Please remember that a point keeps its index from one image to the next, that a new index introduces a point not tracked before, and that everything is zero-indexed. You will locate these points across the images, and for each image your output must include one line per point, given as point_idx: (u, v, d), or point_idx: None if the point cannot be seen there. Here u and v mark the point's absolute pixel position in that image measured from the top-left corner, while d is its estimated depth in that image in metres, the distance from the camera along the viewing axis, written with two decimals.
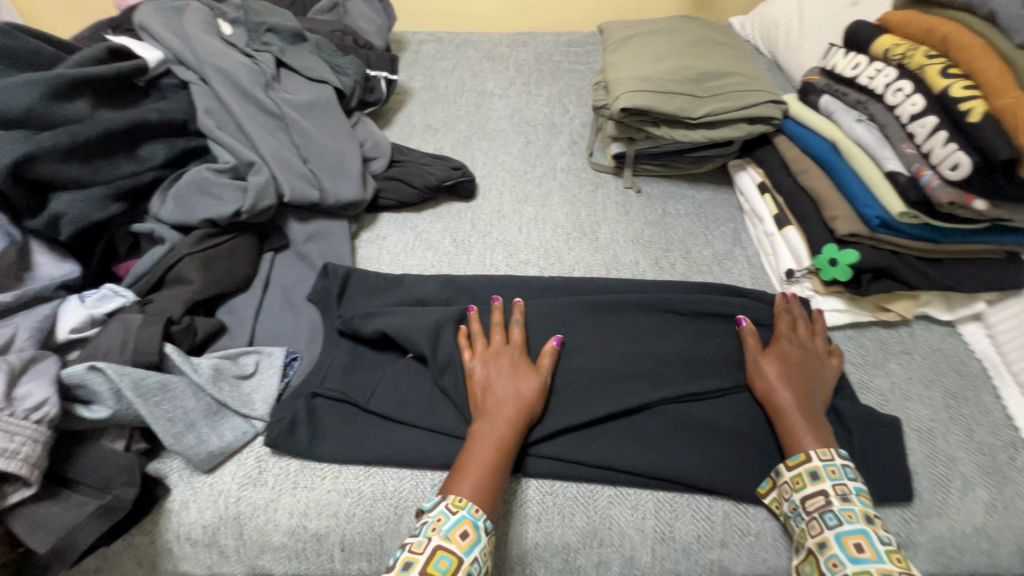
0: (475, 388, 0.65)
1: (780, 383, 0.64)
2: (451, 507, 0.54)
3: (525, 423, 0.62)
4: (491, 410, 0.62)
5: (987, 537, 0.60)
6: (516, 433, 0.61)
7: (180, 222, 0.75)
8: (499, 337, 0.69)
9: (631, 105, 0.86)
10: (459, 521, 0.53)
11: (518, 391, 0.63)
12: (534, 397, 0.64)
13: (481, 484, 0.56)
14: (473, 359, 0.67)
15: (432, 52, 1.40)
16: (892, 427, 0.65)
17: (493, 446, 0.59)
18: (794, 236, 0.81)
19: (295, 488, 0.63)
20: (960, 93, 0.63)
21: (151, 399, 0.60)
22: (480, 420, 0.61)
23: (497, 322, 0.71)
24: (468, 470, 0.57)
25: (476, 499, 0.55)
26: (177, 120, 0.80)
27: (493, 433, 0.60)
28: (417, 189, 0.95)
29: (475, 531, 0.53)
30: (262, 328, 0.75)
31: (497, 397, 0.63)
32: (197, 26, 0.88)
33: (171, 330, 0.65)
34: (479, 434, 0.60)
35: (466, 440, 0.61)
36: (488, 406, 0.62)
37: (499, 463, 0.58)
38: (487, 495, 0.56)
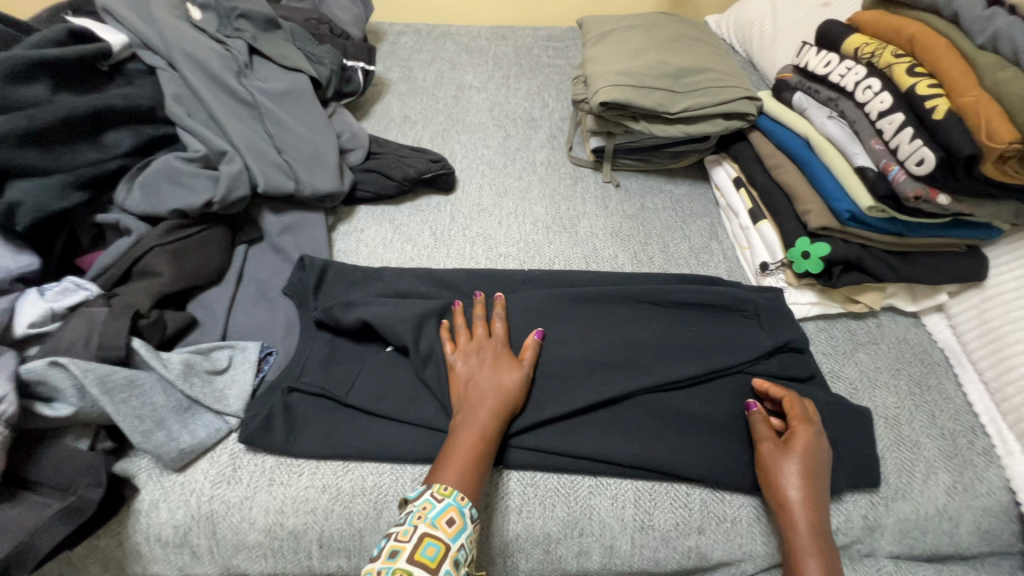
0: (456, 381, 0.64)
1: (798, 476, 0.57)
2: (437, 495, 0.53)
3: (506, 415, 0.62)
4: (474, 401, 0.62)
5: (947, 517, 0.63)
6: (499, 424, 0.61)
7: (147, 212, 0.72)
8: (482, 330, 0.69)
9: (610, 99, 0.86)
10: (445, 508, 0.53)
11: (502, 383, 0.63)
12: (516, 388, 0.64)
13: (464, 474, 0.56)
14: (457, 352, 0.67)
15: (410, 44, 1.38)
16: (862, 415, 0.66)
17: (477, 436, 0.59)
18: (768, 229, 0.83)
19: (271, 485, 0.62)
20: (926, 91, 0.65)
21: (118, 396, 0.57)
22: (463, 412, 0.61)
23: (478, 317, 0.71)
24: (451, 460, 0.57)
25: (460, 488, 0.55)
26: (143, 106, 0.77)
27: (476, 424, 0.60)
28: (396, 181, 0.94)
29: (461, 517, 0.53)
30: (235, 322, 0.73)
31: (481, 388, 0.63)
32: (165, 10, 0.85)
33: (138, 324, 0.62)
34: (462, 425, 0.60)
35: (450, 431, 0.60)
36: (471, 398, 0.62)
37: (481, 453, 0.58)
38: (471, 485, 0.56)
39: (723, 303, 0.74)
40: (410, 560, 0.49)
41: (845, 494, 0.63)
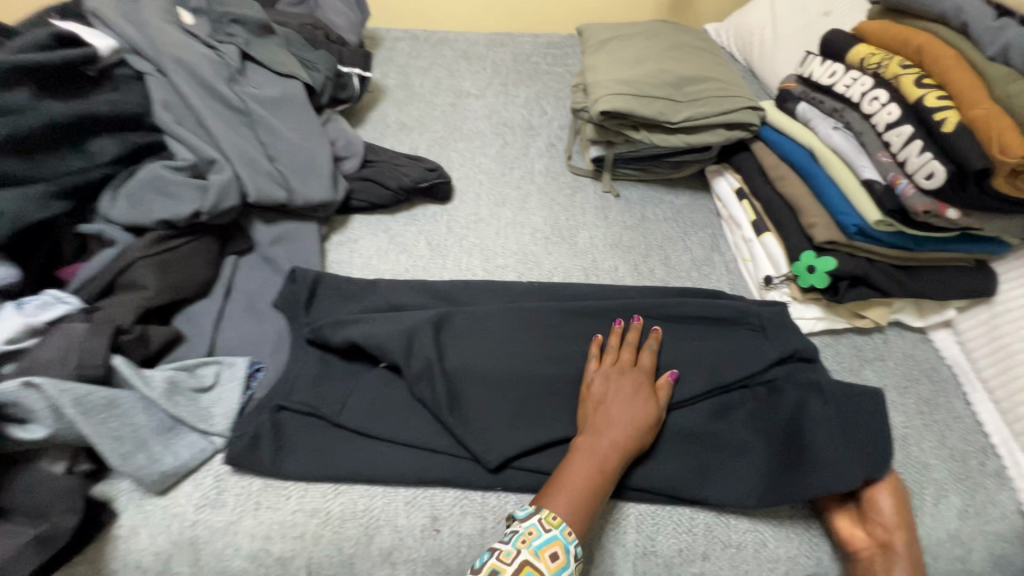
0: (588, 402, 0.62)
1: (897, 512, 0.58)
2: (545, 523, 0.53)
3: (630, 454, 0.59)
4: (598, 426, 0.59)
5: (960, 542, 0.61)
6: (621, 461, 0.58)
7: (132, 223, 0.70)
8: (629, 357, 0.66)
9: (611, 108, 0.85)
10: (550, 540, 0.52)
11: (645, 411, 0.61)
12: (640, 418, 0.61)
13: (578, 505, 0.54)
14: (598, 370, 0.65)
15: (407, 50, 1.37)
16: (870, 396, 0.64)
17: (595, 465, 0.57)
18: (772, 242, 0.81)
19: (258, 509, 0.59)
20: (935, 104, 0.64)
21: (97, 417, 0.55)
22: (585, 436, 0.59)
23: (627, 342, 0.68)
24: (566, 489, 0.55)
25: (567, 521, 0.53)
26: (130, 112, 0.75)
27: (594, 451, 0.57)
28: (391, 190, 0.92)
29: (564, 554, 0.52)
30: (223, 336, 0.71)
31: (607, 414, 0.60)
32: (155, 14, 0.83)
33: (120, 340, 0.59)
34: (580, 450, 0.58)
35: (568, 454, 0.58)
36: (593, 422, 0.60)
37: (597, 485, 0.56)
38: (582, 518, 0.54)
39: (726, 317, 0.72)
40: None
41: None
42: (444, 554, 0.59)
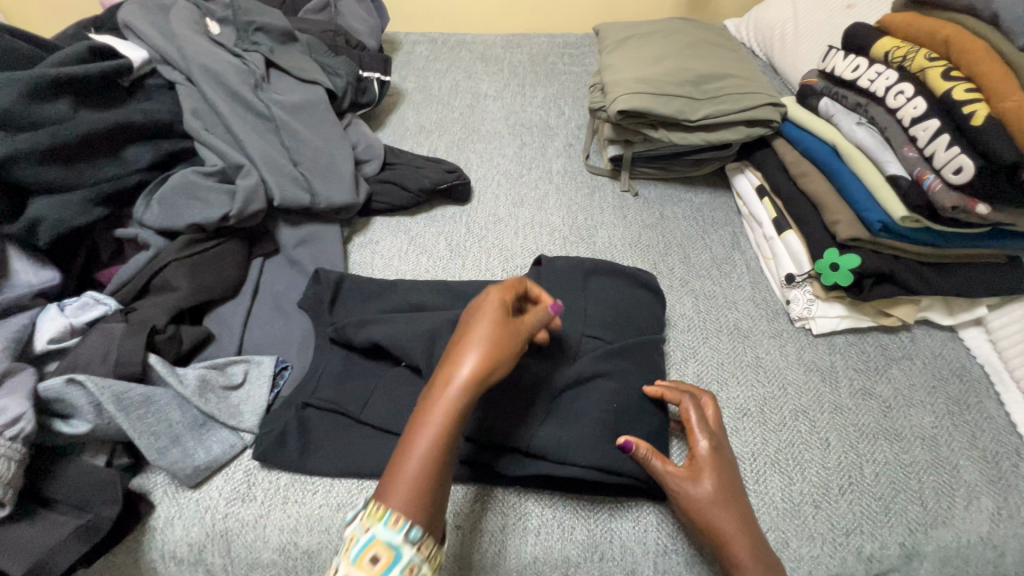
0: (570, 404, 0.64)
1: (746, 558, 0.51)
2: (366, 521, 0.44)
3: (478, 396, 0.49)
4: (456, 356, 0.50)
5: (991, 545, 0.59)
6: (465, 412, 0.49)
7: (165, 227, 0.72)
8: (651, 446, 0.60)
9: (629, 107, 0.84)
10: (369, 542, 0.43)
11: (689, 499, 0.54)
12: (519, 332, 0.53)
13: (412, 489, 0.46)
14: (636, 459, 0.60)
15: (425, 53, 1.38)
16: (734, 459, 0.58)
17: (443, 425, 0.47)
18: (794, 240, 0.80)
19: (286, 503, 0.61)
20: (962, 96, 0.62)
21: (134, 413, 0.57)
22: (444, 367, 0.50)
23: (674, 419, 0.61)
24: (404, 462, 0.47)
25: (394, 509, 0.45)
26: (162, 121, 0.78)
27: (440, 406, 0.48)
28: (411, 193, 0.93)
29: (388, 552, 0.43)
30: (252, 336, 0.73)
31: (473, 322, 0.52)
32: (185, 26, 0.86)
33: (155, 339, 0.62)
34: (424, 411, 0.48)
35: (421, 396, 0.50)
36: (458, 343, 0.52)
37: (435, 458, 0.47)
38: (416, 504, 0.45)
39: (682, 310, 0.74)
40: None
41: (881, 518, 0.60)
42: (466, 550, 0.59)
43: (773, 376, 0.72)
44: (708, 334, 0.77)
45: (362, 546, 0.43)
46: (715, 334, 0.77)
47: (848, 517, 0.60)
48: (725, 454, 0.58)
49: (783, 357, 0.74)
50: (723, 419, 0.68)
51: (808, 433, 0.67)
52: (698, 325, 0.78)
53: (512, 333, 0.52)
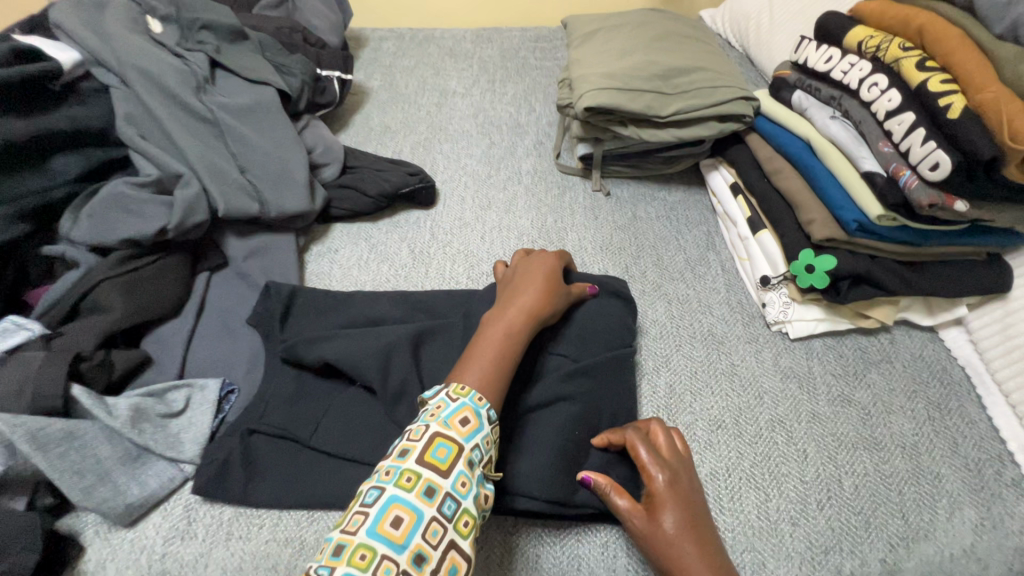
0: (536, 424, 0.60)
1: None
2: (452, 395, 0.52)
3: (539, 322, 0.63)
4: (516, 290, 0.65)
5: (976, 558, 0.57)
6: (527, 326, 0.62)
7: (96, 243, 0.67)
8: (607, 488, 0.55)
9: (596, 103, 0.80)
10: (460, 408, 0.51)
11: (651, 541, 0.50)
12: (560, 282, 0.68)
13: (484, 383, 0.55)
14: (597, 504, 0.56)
15: (392, 50, 1.33)
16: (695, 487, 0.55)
17: (506, 334, 0.60)
18: (769, 240, 0.77)
19: (229, 539, 0.57)
20: (939, 87, 0.59)
21: (54, 451, 0.53)
22: (505, 299, 0.65)
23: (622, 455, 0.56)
24: (476, 361, 0.56)
25: (476, 390, 0.54)
26: (94, 128, 0.72)
27: (503, 323, 0.61)
28: (371, 198, 0.89)
29: (476, 418, 0.51)
30: (196, 357, 0.68)
31: (525, 270, 0.69)
32: (120, 25, 0.80)
33: (79, 367, 0.57)
34: (492, 324, 0.61)
35: (486, 317, 0.63)
36: (517, 284, 0.67)
37: (503, 359, 0.57)
38: (488, 391, 0.55)
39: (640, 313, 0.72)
40: (420, 461, 0.47)
41: (860, 534, 0.57)
42: None
43: (749, 384, 0.69)
44: (681, 342, 0.73)
45: (452, 410, 0.51)
46: (689, 341, 0.73)
47: (827, 534, 0.57)
48: (683, 485, 0.53)
49: (759, 364, 0.71)
50: (697, 432, 0.65)
51: (785, 444, 0.64)
52: (672, 331, 0.74)
53: (556, 279, 0.68)
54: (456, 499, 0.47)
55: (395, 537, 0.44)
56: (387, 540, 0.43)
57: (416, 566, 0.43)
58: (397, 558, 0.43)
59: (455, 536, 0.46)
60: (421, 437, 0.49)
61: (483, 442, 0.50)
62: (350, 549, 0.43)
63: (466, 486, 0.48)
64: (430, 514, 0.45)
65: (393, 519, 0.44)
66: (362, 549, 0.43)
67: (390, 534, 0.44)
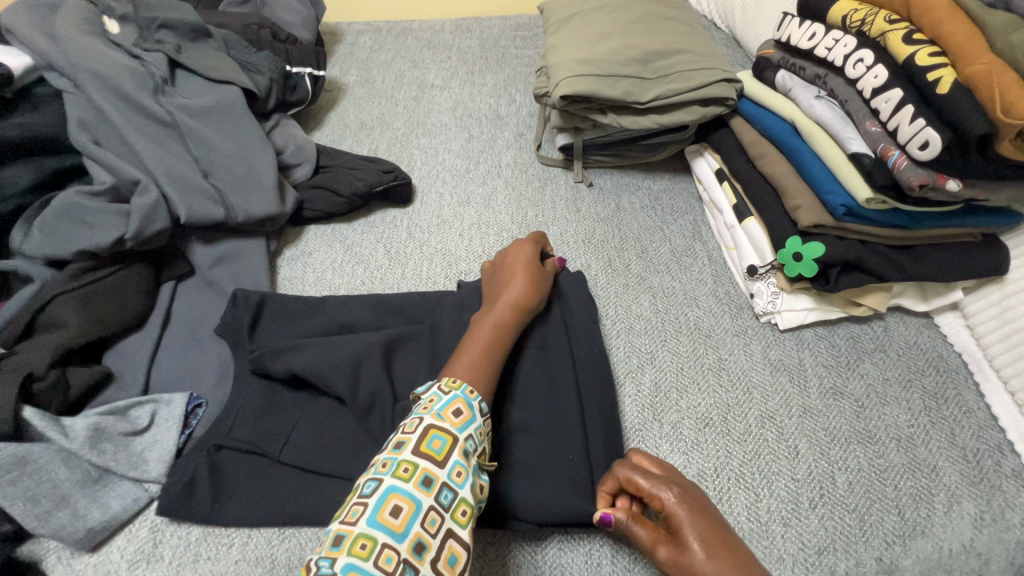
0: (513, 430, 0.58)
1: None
2: (444, 387, 0.50)
3: (528, 312, 0.62)
4: (503, 285, 0.64)
5: (976, 554, 0.54)
6: (517, 318, 0.60)
7: (50, 256, 0.64)
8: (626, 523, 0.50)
9: (571, 91, 0.77)
10: (452, 400, 0.49)
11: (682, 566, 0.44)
12: (543, 273, 0.66)
13: (475, 377, 0.53)
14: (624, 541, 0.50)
15: (369, 44, 1.29)
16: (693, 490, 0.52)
17: (496, 328, 0.58)
18: (755, 228, 0.74)
19: (196, 561, 0.54)
20: (927, 61, 0.56)
21: (4, 477, 0.51)
22: (492, 297, 0.64)
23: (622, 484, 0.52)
24: (465, 357, 0.55)
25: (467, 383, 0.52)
26: (45, 135, 0.69)
27: (490, 318, 0.59)
28: (345, 198, 0.86)
29: (468, 409, 0.49)
30: (161, 371, 0.66)
31: (511, 260, 0.68)
32: (72, 26, 0.77)
33: (31, 388, 0.54)
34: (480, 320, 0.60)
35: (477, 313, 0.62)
36: (501, 281, 0.65)
37: (492, 353, 0.56)
38: (479, 385, 0.53)
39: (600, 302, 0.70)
40: (416, 452, 0.45)
41: (855, 533, 0.55)
42: None
43: (737, 380, 0.66)
44: (667, 336, 0.71)
45: (444, 403, 0.48)
46: (674, 336, 0.71)
47: (820, 533, 0.55)
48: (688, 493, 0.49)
49: (748, 358, 0.68)
50: (683, 431, 0.62)
51: (776, 441, 0.61)
52: (657, 326, 0.72)
53: (538, 270, 0.66)
54: (453, 489, 0.44)
55: (394, 526, 0.41)
56: (386, 530, 0.40)
57: (416, 556, 0.40)
58: (397, 547, 0.40)
59: (453, 527, 0.43)
60: (416, 428, 0.46)
61: (477, 433, 0.48)
62: (349, 540, 0.39)
63: (463, 477, 0.45)
64: (428, 503, 0.42)
65: (392, 508, 0.41)
66: (362, 539, 0.40)
67: (389, 523, 0.41)
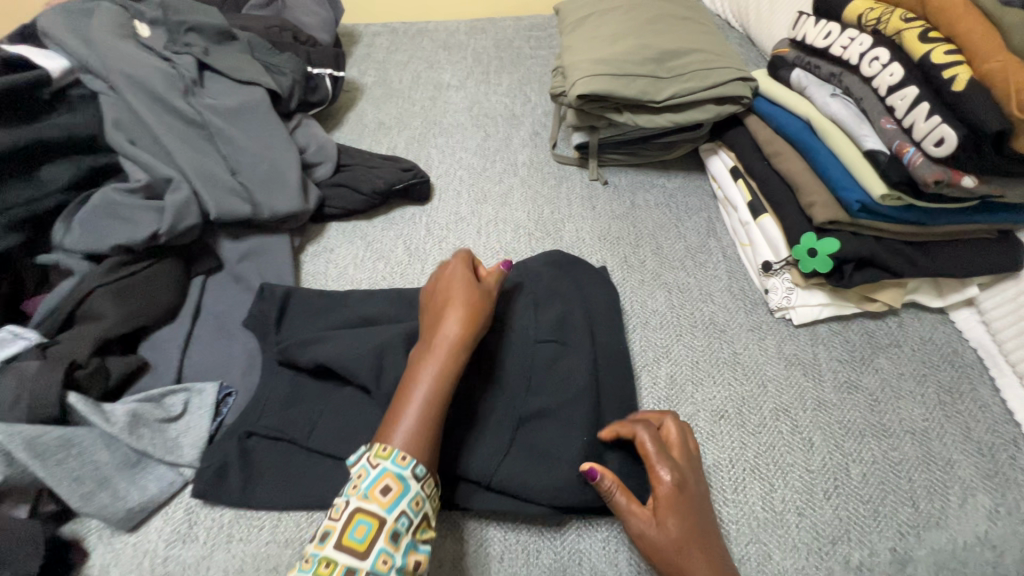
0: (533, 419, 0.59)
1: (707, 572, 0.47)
2: (372, 460, 0.46)
3: (466, 344, 0.54)
4: (434, 314, 0.57)
5: (991, 546, 0.55)
6: (454, 353, 0.53)
7: (88, 250, 0.67)
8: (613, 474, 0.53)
9: (588, 90, 0.78)
10: (380, 475, 0.45)
11: (650, 539, 0.49)
12: (486, 293, 0.59)
13: (413, 436, 0.48)
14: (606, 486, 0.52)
15: (385, 45, 1.32)
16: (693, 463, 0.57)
17: (429, 371, 0.52)
18: (770, 224, 0.75)
19: (229, 542, 0.57)
20: (942, 59, 0.57)
21: (53, 458, 0.53)
22: (428, 326, 0.56)
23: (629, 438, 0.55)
24: (399, 416, 0.49)
25: (401, 448, 0.47)
26: (83, 135, 0.72)
27: (425, 361, 0.52)
28: (365, 195, 0.88)
29: (398, 483, 0.45)
30: (192, 362, 0.68)
31: (439, 282, 0.60)
32: (106, 30, 0.80)
33: (75, 375, 0.57)
34: (414, 364, 0.53)
35: (413, 354, 0.55)
36: (440, 306, 0.57)
37: (430, 406, 0.50)
38: (419, 444, 0.47)
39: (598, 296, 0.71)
40: (338, 544, 0.41)
41: (869, 523, 0.56)
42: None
43: (752, 373, 0.67)
44: (682, 331, 0.72)
45: (372, 479, 0.44)
46: (689, 330, 0.72)
47: (834, 523, 0.56)
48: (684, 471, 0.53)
49: (762, 352, 0.69)
50: (699, 423, 0.63)
51: (790, 433, 0.62)
52: (672, 321, 0.73)
53: (480, 293, 0.58)
54: None
55: None
56: None
57: None
58: None
59: None
60: (341, 514, 0.43)
61: (411, 506, 0.44)
62: None
63: (389, 562, 0.41)
64: None
65: None
66: None
67: None
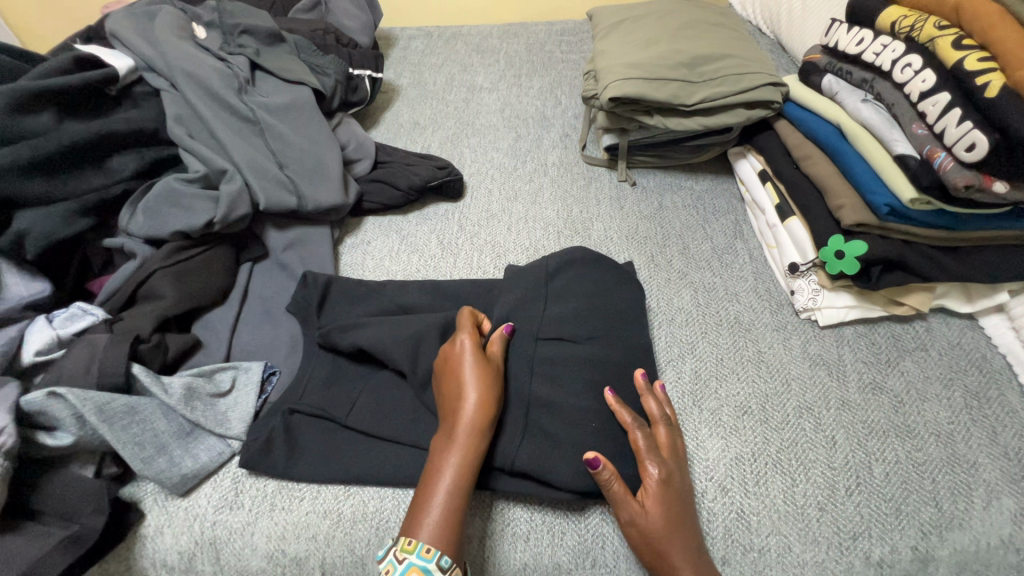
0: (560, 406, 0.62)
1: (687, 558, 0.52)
2: (399, 553, 0.49)
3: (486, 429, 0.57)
4: (452, 391, 0.59)
5: (1014, 549, 0.55)
6: (477, 440, 0.56)
7: (150, 235, 0.72)
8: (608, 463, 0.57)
9: (620, 93, 0.81)
10: (407, 568, 0.49)
11: (639, 524, 0.53)
12: (495, 368, 0.61)
13: (440, 530, 0.51)
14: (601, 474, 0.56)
15: (420, 48, 1.36)
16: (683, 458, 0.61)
17: (452, 459, 0.54)
18: (798, 226, 0.77)
19: (273, 510, 0.60)
20: (976, 66, 0.58)
21: (117, 424, 0.58)
22: (448, 406, 0.59)
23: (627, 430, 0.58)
24: (426, 505, 0.52)
25: (427, 541, 0.50)
26: (146, 128, 0.78)
27: (447, 448, 0.55)
28: (402, 191, 0.91)
29: None
30: (240, 342, 0.73)
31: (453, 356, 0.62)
32: (169, 31, 0.86)
33: (138, 349, 0.62)
34: (437, 448, 0.56)
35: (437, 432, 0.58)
36: (455, 383, 0.60)
37: (455, 496, 0.53)
38: (444, 538, 0.50)
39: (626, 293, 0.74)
40: None
41: (891, 521, 0.57)
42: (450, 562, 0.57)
43: (776, 372, 0.69)
44: (707, 329, 0.73)
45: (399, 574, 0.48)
46: (714, 328, 0.73)
47: (856, 520, 0.57)
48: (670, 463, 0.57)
49: (788, 351, 0.71)
50: (722, 417, 0.65)
51: (813, 432, 0.63)
52: (697, 319, 0.75)
53: (490, 366, 0.61)
54: None
55: None
56: None
57: None
58: None
59: None
60: None
61: None
62: None
63: None
64: None
65: None
66: None
67: None
